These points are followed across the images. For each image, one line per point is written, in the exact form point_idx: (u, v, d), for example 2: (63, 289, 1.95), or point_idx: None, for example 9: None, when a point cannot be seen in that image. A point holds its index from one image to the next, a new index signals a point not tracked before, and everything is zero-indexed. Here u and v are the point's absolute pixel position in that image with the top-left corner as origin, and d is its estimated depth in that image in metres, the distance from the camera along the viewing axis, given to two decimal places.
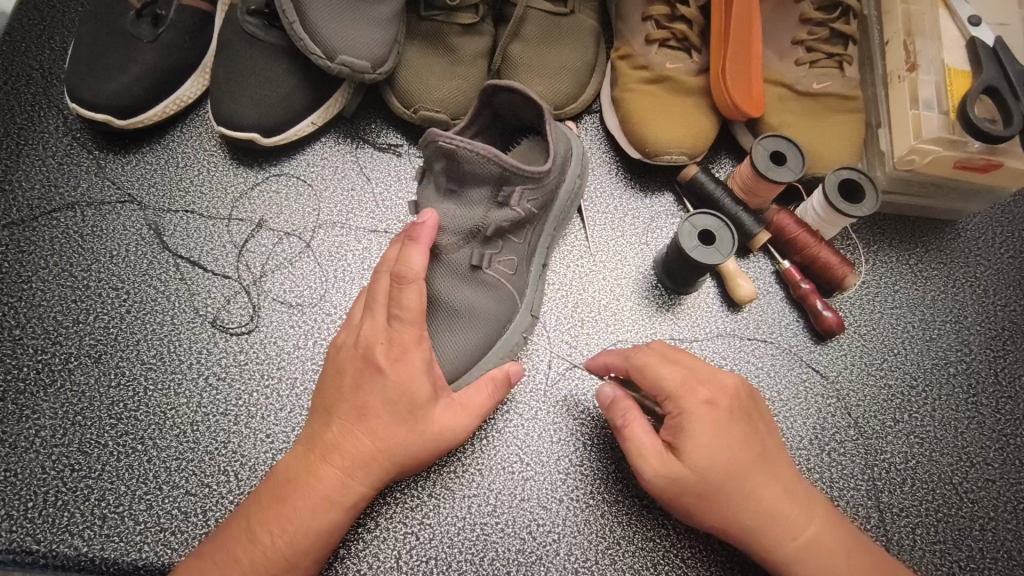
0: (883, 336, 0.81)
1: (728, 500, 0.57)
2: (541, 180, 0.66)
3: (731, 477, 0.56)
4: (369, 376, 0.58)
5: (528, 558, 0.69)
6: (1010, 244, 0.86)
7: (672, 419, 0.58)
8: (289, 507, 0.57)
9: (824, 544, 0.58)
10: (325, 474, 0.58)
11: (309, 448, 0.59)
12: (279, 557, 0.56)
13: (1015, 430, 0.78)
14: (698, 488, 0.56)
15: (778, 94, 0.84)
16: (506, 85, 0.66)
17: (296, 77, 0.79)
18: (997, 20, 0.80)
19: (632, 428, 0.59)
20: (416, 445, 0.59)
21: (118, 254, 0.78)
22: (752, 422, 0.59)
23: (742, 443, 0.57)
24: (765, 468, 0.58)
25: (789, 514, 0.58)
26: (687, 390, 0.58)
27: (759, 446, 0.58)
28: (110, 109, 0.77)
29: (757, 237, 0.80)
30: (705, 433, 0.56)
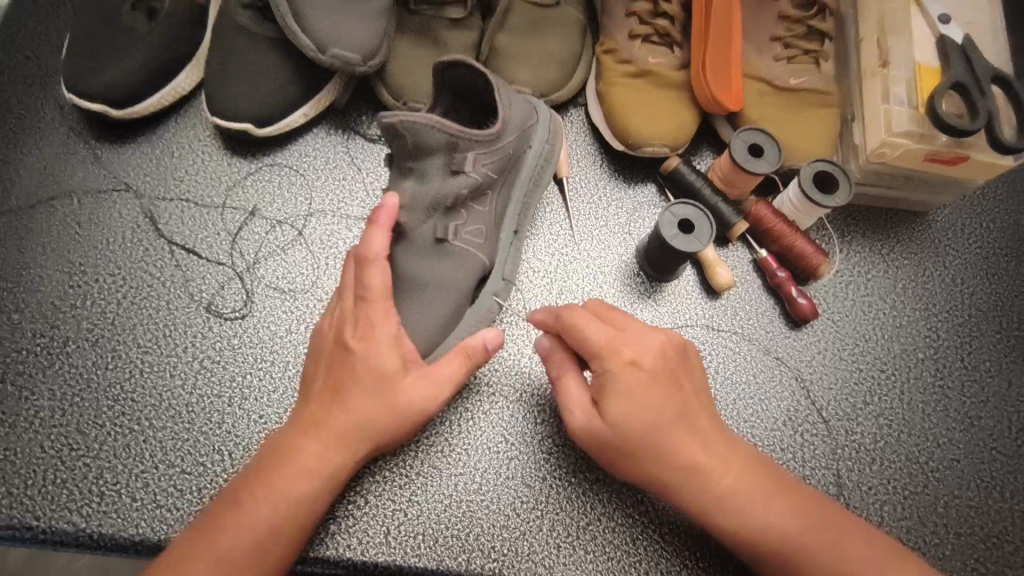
0: (855, 322, 0.85)
1: (647, 456, 0.60)
2: (491, 143, 0.69)
3: (648, 431, 0.60)
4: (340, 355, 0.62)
5: (512, 534, 0.71)
6: (979, 235, 0.90)
7: (597, 378, 0.62)
8: (274, 479, 0.59)
9: (750, 503, 0.60)
10: (306, 448, 0.60)
11: (291, 428, 0.62)
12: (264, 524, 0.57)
13: (980, 413, 0.82)
14: (618, 443, 0.60)
15: (757, 88, 0.87)
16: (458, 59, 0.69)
17: (288, 69, 0.81)
18: (968, 18, 0.83)
19: (565, 384, 0.65)
20: (383, 413, 0.61)
21: (114, 241, 0.80)
22: (675, 381, 0.62)
23: (661, 399, 0.60)
24: (686, 423, 0.61)
25: (712, 472, 0.61)
26: (611, 349, 0.61)
27: (678, 403, 0.61)
28: (107, 99, 0.79)
29: (735, 227, 0.83)
30: (626, 394, 0.60)
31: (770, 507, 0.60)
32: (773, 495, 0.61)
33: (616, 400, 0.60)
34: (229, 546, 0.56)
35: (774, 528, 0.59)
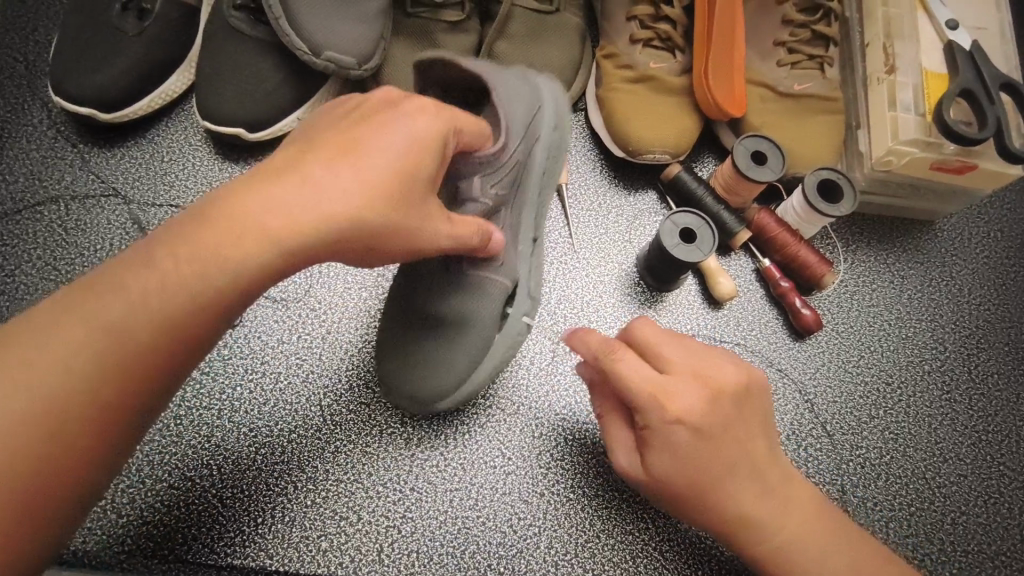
0: (860, 334, 0.83)
1: (690, 510, 0.59)
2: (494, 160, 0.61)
3: (689, 490, 0.57)
4: (328, 146, 0.46)
5: (508, 552, 0.69)
6: (986, 245, 0.88)
7: (639, 431, 0.58)
8: (156, 279, 0.42)
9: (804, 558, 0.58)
10: (226, 241, 0.42)
11: (202, 232, 0.42)
12: (111, 335, 0.42)
13: (988, 427, 0.80)
14: (662, 495, 0.59)
15: (761, 94, 0.85)
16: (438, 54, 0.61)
17: (281, 72, 0.79)
18: (974, 24, 0.81)
19: (609, 422, 0.63)
20: (355, 227, 0.45)
21: (102, 248, 0.78)
22: (723, 435, 0.57)
23: (708, 457, 0.57)
24: (738, 478, 0.58)
25: (765, 526, 0.58)
26: (659, 403, 0.56)
27: (727, 460, 0.57)
28: (95, 102, 0.77)
29: (738, 235, 0.81)
30: (667, 451, 0.57)
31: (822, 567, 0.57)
32: (830, 549, 0.58)
33: (662, 456, 0.57)
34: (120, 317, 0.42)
35: None
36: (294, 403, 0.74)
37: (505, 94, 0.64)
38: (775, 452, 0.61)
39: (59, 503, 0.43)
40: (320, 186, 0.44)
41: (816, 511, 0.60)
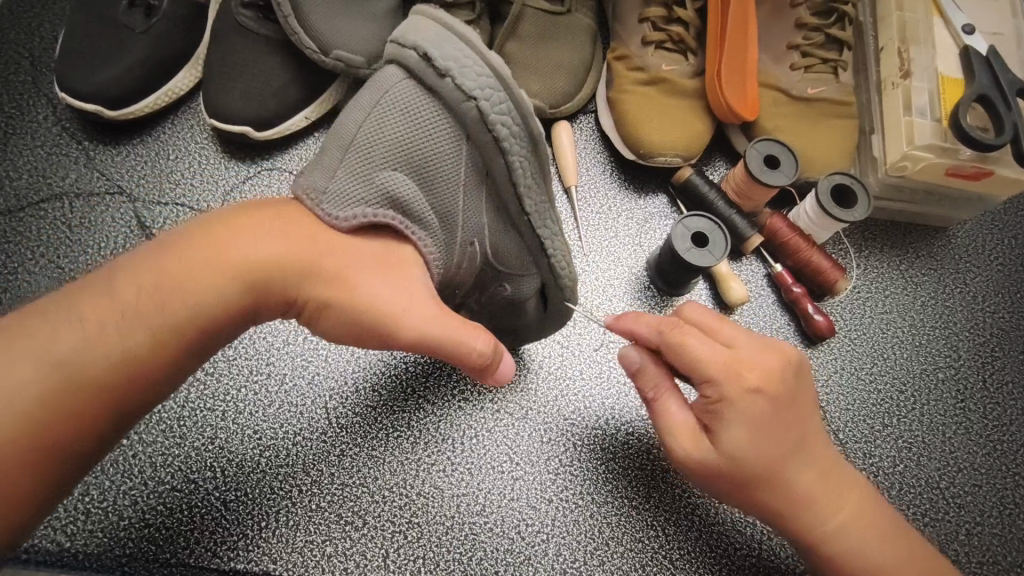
0: (872, 340, 0.82)
1: (759, 488, 0.57)
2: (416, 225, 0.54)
3: (761, 465, 0.56)
4: (230, 242, 0.50)
5: (517, 559, 0.68)
6: (1000, 252, 0.87)
7: (711, 404, 0.56)
8: (167, 273, 0.48)
9: (858, 535, 0.58)
10: (250, 256, 0.50)
11: (243, 243, 0.50)
12: (141, 323, 0.47)
13: (1002, 436, 0.79)
14: (731, 474, 0.56)
15: (773, 97, 0.84)
16: (314, 180, 0.52)
17: (289, 71, 0.79)
18: (990, 28, 0.81)
19: (666, 405, 0.59)
20: (353, 295, 0.51)
21: (106, 247, 0.77)
22: (793, 406, 0.57)
23: (781, 429, 0.56)
24: (805, 451, 0.57)
25: (826, 501, 0.58)
26: (732, 373, 0.55)
27: (798, 431, 0.57)
28: (101, 98, 0.76)
29: (751, 240, 0.80)
30: (744, 423, 0.55)
31: (876, 545, 0.58)
32: (880, 534, 0.59)
33: (740, 428, 0.55)
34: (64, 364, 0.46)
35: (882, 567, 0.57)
36: (300, 405, 0.73)
37: (396, 178, 0.53)
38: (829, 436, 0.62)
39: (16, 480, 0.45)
40: (350, 249, 0.51)
41: (864, 496, 0.60)
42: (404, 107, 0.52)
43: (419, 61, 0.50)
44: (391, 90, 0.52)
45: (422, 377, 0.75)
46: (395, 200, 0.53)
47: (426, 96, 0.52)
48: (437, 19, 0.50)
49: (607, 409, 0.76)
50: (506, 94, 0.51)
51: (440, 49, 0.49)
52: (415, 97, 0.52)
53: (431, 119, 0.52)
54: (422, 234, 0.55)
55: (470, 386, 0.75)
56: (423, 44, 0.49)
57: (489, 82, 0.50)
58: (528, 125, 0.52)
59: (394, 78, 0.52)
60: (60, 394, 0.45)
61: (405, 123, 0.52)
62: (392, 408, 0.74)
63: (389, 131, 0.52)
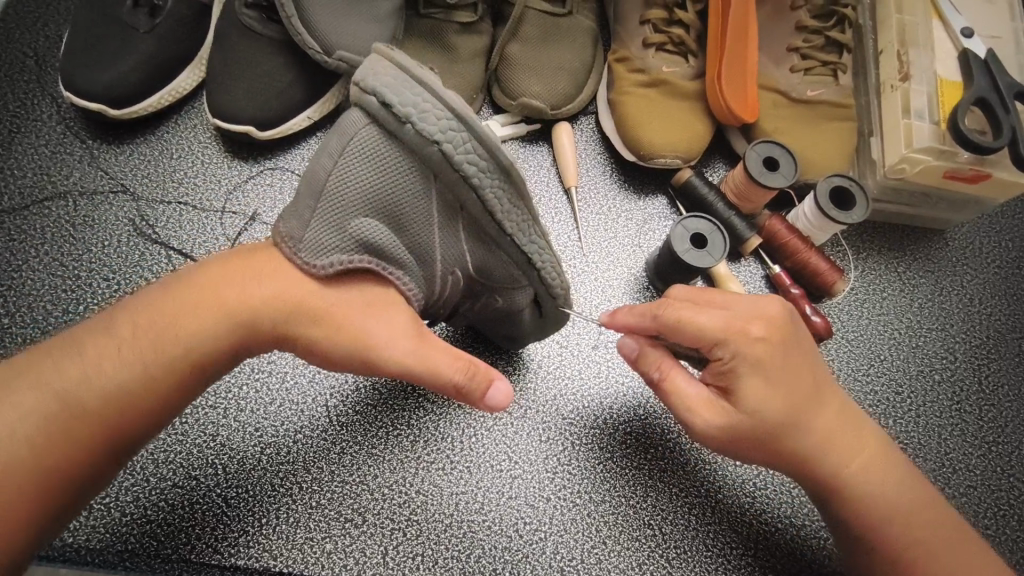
0: (869, 342, 0.82)
1: (785, 441, 0.57)
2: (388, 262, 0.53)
3: (783, 418, 0.56)
4: (204, 286, 0.53)
5: (515, 556, 0.69)
6: (997, 255, 0.88)
7: (723, 365, 0.56)
8: (162, 315, 0.52)
9: (880, 471, 0.59)
10: (239, 300, 0.53)
11: (233, 287, 0.53)
12: (137, 362, 0.50)
13: (998, 438, 0.79)
14: (758, 431, 0.56)
15: (773, 99, 0.85)
16: (289, 228, 0.52)
17: (292, 72, 0.79)
18: (989, 32, 0.81)
19: (673, 382, 0.59)
20: (334, 334, 0.53)
21: (109, 245, 0.78)
22: (800, 356, 0.57)
23: (793, 378, 0.56)
24: (817, 400, 0.58)
25: (844, 445, 0.58)
26: (738, 328, 0.56)
27: (810, 378, 0.58)
28: (105, 98, 0.77)
29: (749, 241, 0.80)
30: (760, 376, 0.55)
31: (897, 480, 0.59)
32: (896, 475, 0.59)
33: (754, 384, 0.55)
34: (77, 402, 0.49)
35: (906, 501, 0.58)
36: (301, 403, 0.74)
37: (368, 223, 0.51)
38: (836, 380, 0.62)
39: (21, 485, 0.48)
40: (324, 294, 0.53)
41: (876, 432, 0.61)
42: (368, 156, 0.50)
43: (380, 107, 0.48)
44: (354, 138, 0.50)
45: None
46: (368, 245, 0.52)
47: (390, 139, 0.50)
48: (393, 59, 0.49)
49: (605, 409, 0.76)
50: (471, 134, 0.49)
51: (399, 95, 0.47)
52: (377, 144, 0.50)
53: (397, 165, 0.51)
54: (399, 272, 0.54)
55: None
56: (381, 90, 0.47)
57: (452, 124, 0.48)
58: (497, 162, 0.51)
59: (356, 123, 0.50)
60: (64, 424, 0.49)
61: (370, 171, 0.50)
62: (392, 406, 0.74)
63: (356, 180, 0.50)
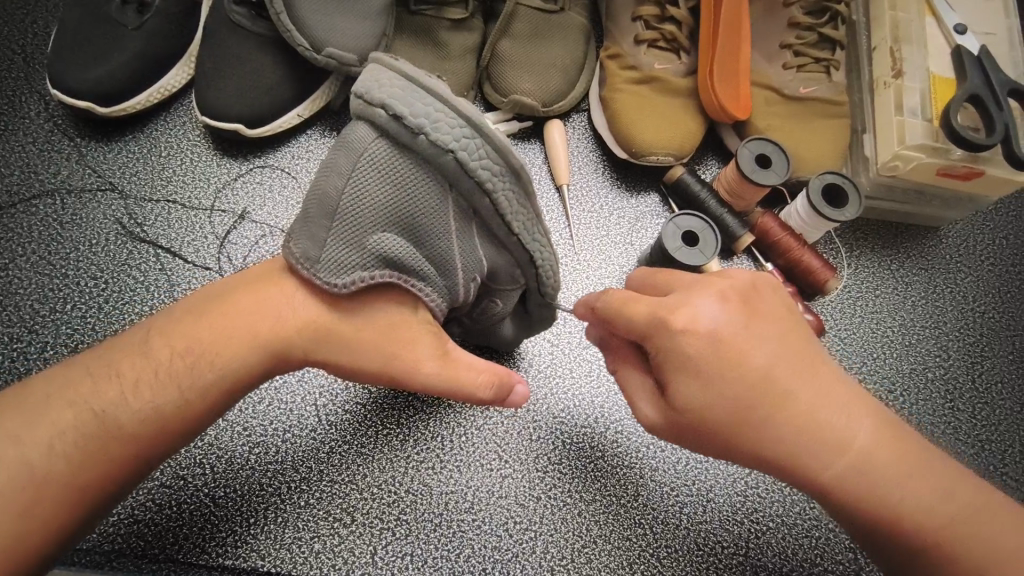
0: (862, 340, 0.82)
1: (742, 441, 0.50)
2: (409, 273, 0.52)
3: (727, 415, 0.50)
4: (231, 309, 0.54)
5: (504, 556, 0.68)
6: (991, 253, 0.87)
7: (656, 359, 0.52)
8: (195, 338, 0.53)
9: (873, 465, 0.50)
10: (269, 325, 0.54)
11: (258, 311, 0.54)
12: (171, 386, 0.51)
13: (991, 436, 0.79)
14: (704, 431, 0.51)
15: (766, 97, 0.84)
16: (304, 249, 0.50)
17: (281, 69, 0.79)
18: (983, 29, 0.81)
19: (624, 373, 0.58)
20: (363, 356, 0.54)
21: (98, 243, 0.77)
22: (745, 343, 0.51)
23: (734, 369, 0.50)
24: (773, 391, 0.50)
25: (821, 439, 0.50)
26: (664, 318, 0.51)
27: (762, 367, 0.50)
28: (93, 95, 0.76)
29: (741, 239, 0.80)
30: (689, 371, 0.50)
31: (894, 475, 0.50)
32: (897, 472, 0.49)
33: (686, 381, 0.50)
34: (117, 416, 0.50)
35: (905, 500, 0.49)
36: (290, 402, 0.73)
37: (386, 237, 0.50)
38: (824, 361, 0.53)
39: (47, 505, 0.48)
40: (352, 318, 0.53)
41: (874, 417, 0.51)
42: (383, 172, 0.49)
43: (389, 120, 0.47)
44: (366, 154, 0.48)
45: None
46: (390, 260, 0.51)
47: (401, 152, 0.49)
48: (397, 68, 0.48)
49: (596, 408, 0.76)
50: (484, 140, 0.48)
51: (409, 108, 0.46)
52: (389, 158, 0.48)
53: (412, 177, 0.49)
54: (421, 283, 0.53)
55: None
56: (389, 103, 0.46)
57: (466, 132, 0.47)
58: (512, 166, 0.50)
59: (365, 138, 0.48)
60: (102, 442, 0.50)
61: (385, 186, 0.49)
62: (382, 406, 0.74)
63: (373, 197, 0.49)
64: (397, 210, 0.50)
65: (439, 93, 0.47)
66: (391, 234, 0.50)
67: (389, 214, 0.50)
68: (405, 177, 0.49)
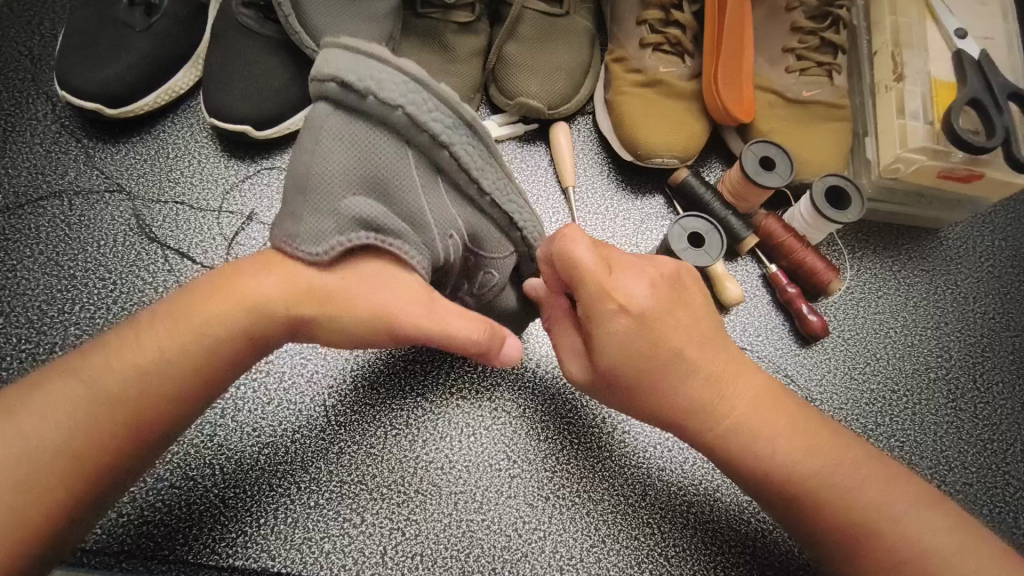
0: (866, 341, 0.83)
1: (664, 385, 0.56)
2: (382, 231, 0.53)
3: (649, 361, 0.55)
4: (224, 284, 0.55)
5: (514, 556, 0.69)
6: (990, 254, 0.88)
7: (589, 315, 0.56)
8: (188, 312, 0.53)
9: (759, 421, 0.57)
10: (258, 295, 0.54)
11: (245, 285, 0.54)
12: (164, 355, 0.52)
13: (993, 435, 0.80)
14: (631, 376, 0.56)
15: (769, 100, 0.85)
16: (285, 229, 0.53)
17: (290, 71, 0.79)
18: (982, 34, 0.82)
19: (557, 336, 0.61)
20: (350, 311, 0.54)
21: (106, 244, 0.77)
22: (675, 301, 0.57)
23: (664, 324, 0.56)
24: (688, 352, 0.56)
25: (725, 392, 0.57)
26: (603, 296, 0.54)
27: (684, 325, 0.57)
28: (102, 97, 0.77)
29: (746, 241, 0.81)
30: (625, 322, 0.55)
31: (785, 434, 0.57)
32: (784, 429, 0.57)
33: (606, 344, 0.55)
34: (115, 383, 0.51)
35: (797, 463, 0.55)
36: (298, 403, 0.73)
37: (359, 202, 0.52)
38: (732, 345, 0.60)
39: (59, 494, 0.49)
40: (337, 275, 0.54)
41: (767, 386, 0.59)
42: (343, 138, 0.50)
43: (342, 90, 0.49)
44: (324, 127, 0.50)
45: (420, 375, 0.76)
46: (365, 224, 0.52)
47: (361, 121, 0.50)
48: (340, 40, 0.49)
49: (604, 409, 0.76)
50: (430, 93, 0.49)
51: (356, 72, 0.47)
52: (346, 126, 0.50)
53: (371, 138, 0.51)
54: (398, 242, 0.54)
55: (467, 384, 0.76)
56: (339, 73, 0.48)
57: (411, 87, 0.49)
58: (460, 116, 0.52)
59: (322, 114, 0.50)
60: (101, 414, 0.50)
61: (346, 151, 0.51)
62: (390, 406, 0.74)
63: (337, 164, 0.51)
64: (362, 171, 0.51)
65: (383, 56, 0.49)
66: (361, 197, 0.52)
67: (355, 178, 0.51)
68: (364, 139, 0.51)
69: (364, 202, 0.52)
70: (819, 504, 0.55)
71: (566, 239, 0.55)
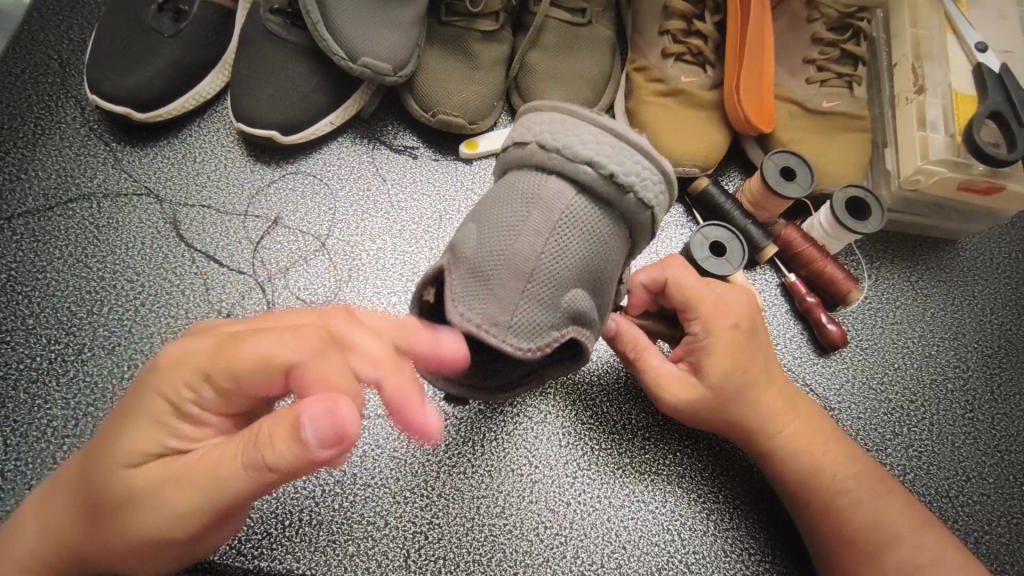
0: (884, 350, 0.83)
1: (734, 404, 0.64)
2: (583, 325, 0.53)
3: (727, 383, 0.63)
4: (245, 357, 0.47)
5: (535, 561, 0.69)
6: (1006, 266, 0.89)
7: (697, 342, 0.63)
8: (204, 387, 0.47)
9: (805, 440, 0.65)
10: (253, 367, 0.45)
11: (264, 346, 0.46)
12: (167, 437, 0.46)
13: (1010, 446, 0.80)
14: (712, 396, 0.63)
15: (789, 110, 0.86)
16: (490, 312, 0.50)
17: (317, 77, 0.80)
18: (1002, 47, 0.83)
19: (648, 361, 0.64)
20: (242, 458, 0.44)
21: (134, 246, 0.78)
22: (757, 334, 0.65)
23: (749, 357, 0.63)
24: (761, 378, 0.64)
25: (782, 413, 0.65)
26: (709, 326, 0.62)
27: (763, 358, 0.65)
28: (131, 101, 0.78)
29: (765, 250, 0.81)
30: (720, 354, 0.62)
31: (826, 455, 0.65)
32: (824, 451, 0.65)
33: (718, 356, 0.62)
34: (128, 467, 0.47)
35: (832, 478, 0.64)
36: None
37: (577, 294, 0.52)
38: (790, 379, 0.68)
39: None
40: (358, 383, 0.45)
41: (818, 417, 0.67)
42: (581, 222, 0.51)
43: (596, 176, 0.50)
44: (569, 206, 0.51)
45: None
46: (575, 316, 0.52)
47: (601, 208, 0.52)
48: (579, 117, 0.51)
49: (624, 416, 0.77)
50: (666, 187, 0.54)
51: (620, 164, 0.50)
52: (589, 210, 0.51)
53: (606, 226, 0.52)
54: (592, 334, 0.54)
55: None
56: (597, 158, 0.50)
57: (658, 182, 0.52)
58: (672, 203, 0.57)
59: (563, 191, 0.51)
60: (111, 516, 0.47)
61: (584, 242, 0.51)
62: None
63: (570, 254, 0.51)
64: (589, 262, 0.52)
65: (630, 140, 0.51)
66: (578, 291, 0.52)
67: (580, 268, 0.51)
68: (601, 226, 0.52)
69: (580, 295, 0.52)
70: (845, 512, 0.62)
71: (673, 268, 0.65)
